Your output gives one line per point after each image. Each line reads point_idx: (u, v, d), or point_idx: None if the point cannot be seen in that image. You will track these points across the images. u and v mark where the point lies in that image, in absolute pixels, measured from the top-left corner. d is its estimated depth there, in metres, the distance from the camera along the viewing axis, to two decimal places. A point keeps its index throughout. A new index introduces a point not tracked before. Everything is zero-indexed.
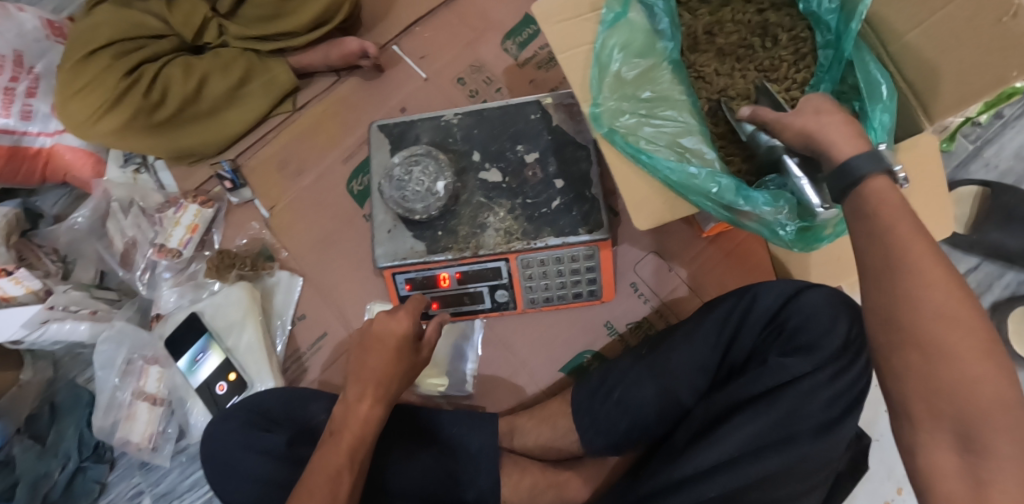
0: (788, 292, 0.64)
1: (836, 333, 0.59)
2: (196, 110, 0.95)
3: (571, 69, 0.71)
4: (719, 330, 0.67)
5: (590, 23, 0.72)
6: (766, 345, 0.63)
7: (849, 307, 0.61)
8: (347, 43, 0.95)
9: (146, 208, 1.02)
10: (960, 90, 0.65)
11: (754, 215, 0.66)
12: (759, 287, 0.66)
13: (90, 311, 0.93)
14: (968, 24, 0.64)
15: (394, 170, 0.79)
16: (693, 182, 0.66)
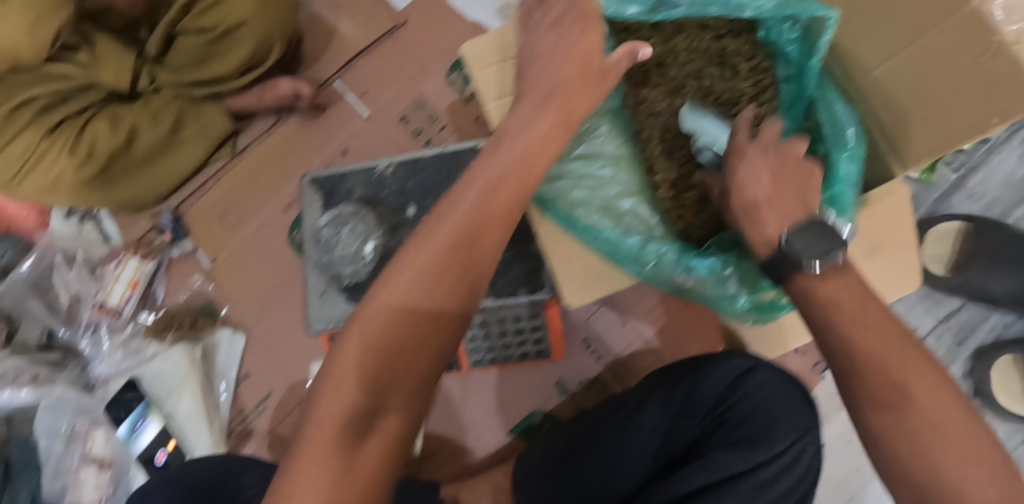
0: (733, 372, 0.59)
1: (782, 427, 0.54)
2: (128, 161, 0.90)
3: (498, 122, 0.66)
4: (662, 411, 0.61)
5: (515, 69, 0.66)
6: (710, 432, 0.58)
7: (800, 397, 0.57)
8: (279, 86, 0.90)
9: (89, 261, 0.96)
10: (934, 137, 0.56)
11: (696, 283, 0.61)
12: (703, 365, 0.61)
13: (29, 376, 0.85)
14: (942, 60, 0.53)
15: (322, 232, 0.76)
16: (625, 251, 0.60)
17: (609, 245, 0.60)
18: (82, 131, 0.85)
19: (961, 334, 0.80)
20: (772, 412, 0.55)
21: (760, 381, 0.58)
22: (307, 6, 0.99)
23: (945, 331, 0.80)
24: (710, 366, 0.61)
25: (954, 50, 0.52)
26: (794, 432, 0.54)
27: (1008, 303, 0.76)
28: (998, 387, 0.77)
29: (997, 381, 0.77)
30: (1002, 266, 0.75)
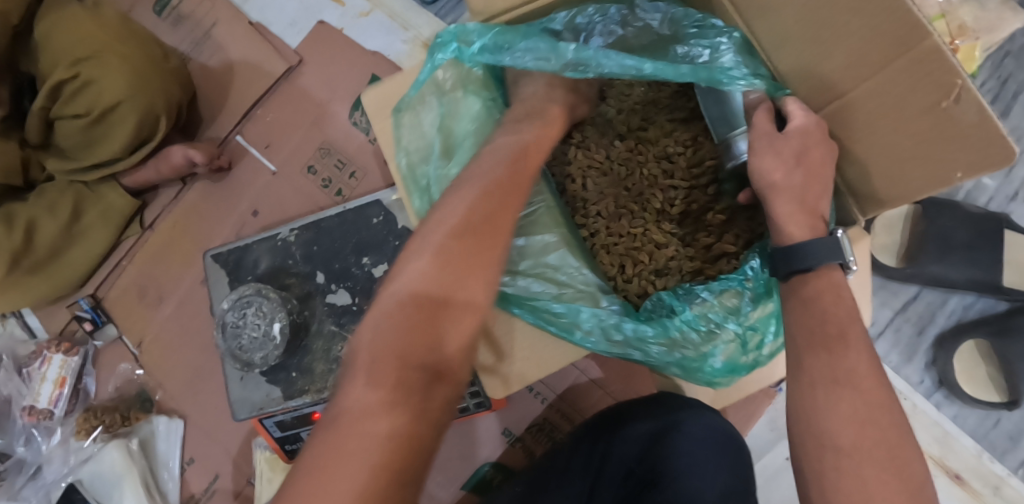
0: (654, 428, 0.54)
1: (708, 487, 0.50)
2: (32, 259, 0.85)
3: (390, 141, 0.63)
4: (585, 476, 0.56)
5: None
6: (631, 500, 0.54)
7: (733, 453, 0.53)
8: (172, 155, 0.84)
9: (17, 362, 0.91)
10: (888, 179, 0.53)
11: (637, 351, 0.55)
12: (627, 422, 0.56)
13: None
14: (898, 101, 0.48)
15: (226, 318, 0.70)
16: (560, 317, 0.56)
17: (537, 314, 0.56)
18: None
19: (921, 323, 0.75)
20: (696, 478, 0.51)
21: (683, 441, 0.52)
22: (197, 58, 0.93)
23: (904, 321, 0.75)
24: (629, 426, 0.56)
25: (916, 88, 0.46)
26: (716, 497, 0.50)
27: (966, 287, 0.71)
28: (962, 377, 0.73)
29: (962, 368, 0.74)
30: (954, 254, 0.70)
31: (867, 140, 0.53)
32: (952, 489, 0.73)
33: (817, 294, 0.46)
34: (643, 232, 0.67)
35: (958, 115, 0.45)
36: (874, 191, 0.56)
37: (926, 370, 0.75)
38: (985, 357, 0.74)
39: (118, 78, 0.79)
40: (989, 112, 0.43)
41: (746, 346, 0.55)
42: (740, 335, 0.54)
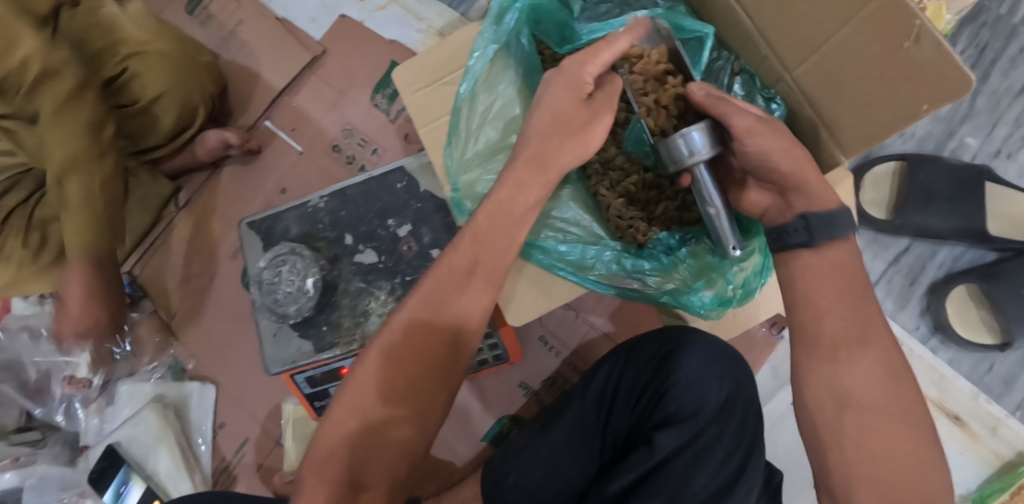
0: (656, 355, 0.60)
1: (709, 395, 0.56)
2: None
3: (419, 109, 0.69)
4: (597, 405, 0.62)
5: (449, 86, 0.69)
6: (642, 417, 0.58)
7: (724, 364, 0.58)
8: (206, 139, 0.90)
9: (53, 339, 0.97)
10: (863, 122, 0.60)
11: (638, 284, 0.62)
12: (631, 356, 0.62)
13: (13, 458, 0.90)
14: (866, 49, 0.55)
15: (263, 275, 0.75)
16: (568, 259, 0.61)
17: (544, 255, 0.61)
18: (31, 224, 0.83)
19: (913, 274, 0.79)
20: (699, 386, 0.56)
21: (679, 361, 0.58)
22: (226, 52, 1.00)
23: (896, 272, 0.79)
24: (631, 360, 0.62)
25: (881, 34, 0.53)
26: (716, 401, 0.56)
27: (954, 237, 0.76)
28: (956, 320, 0.77)
29: (954, 313, 0.78)
30: (935, 203, 0.76)
31: (844, 86, 0.60)
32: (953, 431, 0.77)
33: (833, 258, 0.49)
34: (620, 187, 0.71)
35: (917, 54, 0.51)
36: (852, 134, 0.62)
37: (920, 317, 0.79)
38: (975, 301, 0.78)
39: (162, 71, 0.85)
40: (944, 50, 0.49)
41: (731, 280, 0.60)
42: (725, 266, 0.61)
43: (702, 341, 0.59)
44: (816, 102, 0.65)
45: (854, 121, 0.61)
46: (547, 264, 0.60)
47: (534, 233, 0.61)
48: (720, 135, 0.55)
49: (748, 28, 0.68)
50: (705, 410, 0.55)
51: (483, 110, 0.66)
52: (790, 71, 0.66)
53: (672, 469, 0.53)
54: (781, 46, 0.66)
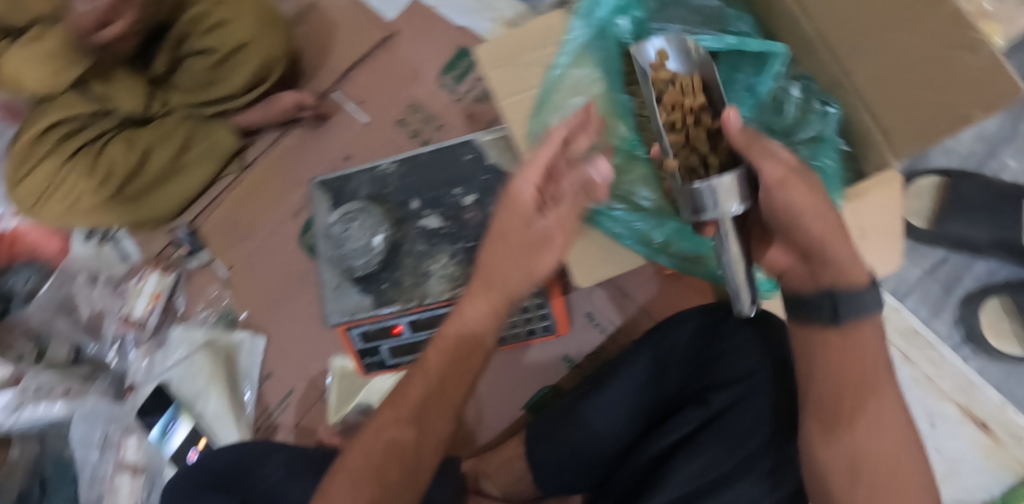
0: (709, 324, 0.64)
1: (756, 360, 0.59)
2: (140, 183, 0.95)
3: (503, 83, 0.74)
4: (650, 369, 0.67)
5: (532, 65, 0.74)
6: (693, 376, 0.63)
7: (774, 334, 0.60)
8: (283, 99, 0.96)
9: (111, 279, 1.06)
10: (917, 125, 0.65)
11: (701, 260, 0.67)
12: (682, 322, 0.66)
13: (65, 389, 0.94)
14: (923, 56, 0.60)
15: (333, 229, 0.80)
16: (636, 230, 0.65)
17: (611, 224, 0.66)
18: (100, 156, 0.92)
19: (950, 283, 0.83)
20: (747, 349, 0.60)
21: (731, 330, 0.62)
22: (303, 24, 1.05)
23: (932, 281, 0.84)
24: (681, 325, 0.66)
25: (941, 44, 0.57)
26: (765, 369, 0.58)
27: (992, 250, 0.80)
28: (988, 330, 0.82)
29: (988, 322, 0.82)
30: (976, 215, 0.80)
31: (902, 90, 0.64)
32: (976, 435, 0.81)
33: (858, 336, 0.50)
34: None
35: (973, 63, 0.55)
36: (904, 136, 0.67)
37: (954, 325, 0.82)
38: (1009, 313, 0.82)
39: (247, 21, 0.92)
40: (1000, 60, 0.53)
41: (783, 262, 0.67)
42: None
43: (757, 317, 0.61)
44: (872, 107, 0.70)
45: (907, 124, 0.66)
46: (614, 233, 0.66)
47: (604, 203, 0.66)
48: (750, 188, 0.52)
49: (810, 34, 0.73)
50: (752, 372, 0.59)
51: (566, 89, 0.72)
52: (849, 76, 0.71)
53: (719, 426, 0.57)
54: (843, 53, 0.70)
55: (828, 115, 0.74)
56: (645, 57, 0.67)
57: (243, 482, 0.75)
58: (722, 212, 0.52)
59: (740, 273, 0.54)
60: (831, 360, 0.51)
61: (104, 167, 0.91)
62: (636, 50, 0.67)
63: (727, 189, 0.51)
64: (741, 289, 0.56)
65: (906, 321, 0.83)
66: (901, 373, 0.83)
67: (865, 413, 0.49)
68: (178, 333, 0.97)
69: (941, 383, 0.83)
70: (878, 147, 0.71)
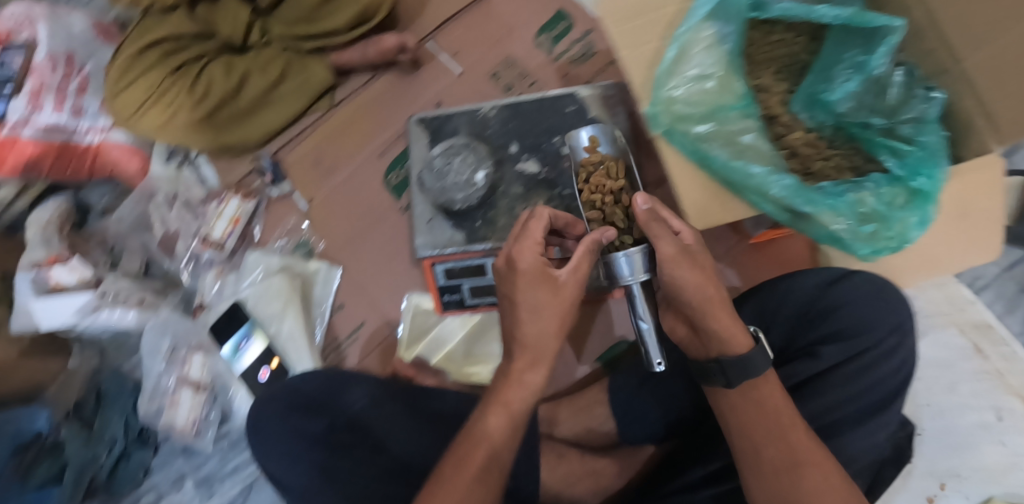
0: (828, 277, 0.67)
1: (882, 320, 0.63)
2: (235, 107, 0.98)
3: (624, 36, 0.71)
4: (756, 318, 0.69)
5: (654, 23, 0.71)
6: (803, 331, 0.67)
7: (893, 295, 0.64)
8: (384, 40, 0.98)
9: (189, 202, 1.06)
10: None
11: (809, 221, 0.69)
12: (798, 277, 0.68)
13: (139, 299, 0.96)
14: None
15: (435, 161, 0.81)
16: (751, 181, 0.67)
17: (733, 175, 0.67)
18: (201, 74, 0.96)
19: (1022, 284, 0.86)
20: (864, 312, 0.64)
21: (853, 285, 0.65)
22: None
23: (1009, 280, 0.87)
24: (799, 279, 0.68)
25: None
26: (888, 327, 0.63)
27: None
28: None
29: None
30: None
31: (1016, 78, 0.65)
32: None
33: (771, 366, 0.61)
34: (781, 142, 0.80)
35: None
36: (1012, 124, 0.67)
37: None
38: None
39: None
40: None
41: (889, 227, 0.68)
42: (885, 214, 0.69)
43: (870, 285, 0.65)
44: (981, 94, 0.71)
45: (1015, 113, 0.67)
46: (728, 179, 0.68)
47: (720, 154, 0.68)
48: (653, 262, 0.63)
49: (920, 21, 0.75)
50: (870, 334, 0.62)
51: (690, 42, 0.70)
52: (960, 62, 0.72)
53: (841, 374, 0.62)
54: (955, 38, 0.71)
55: (931, 99, 0.75)
56: (578, 143, 0.76)
57: (335, 409, 0.81)
58: (636, 280, 0.62)
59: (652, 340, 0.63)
60: (765, 385, 0.60)
61: (203, 86, 0.95)
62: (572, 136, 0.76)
63: (636, 264, 0.61)
64: (653, 349, 0.64)
65: (981, 315, 0.87)
66: (968, 366, 0.86)
67: (766, 432, 0.58)
68: (251, 258, 0.97)
69: (1009, 379, 0.85)
70: (981, 135, 0.72)
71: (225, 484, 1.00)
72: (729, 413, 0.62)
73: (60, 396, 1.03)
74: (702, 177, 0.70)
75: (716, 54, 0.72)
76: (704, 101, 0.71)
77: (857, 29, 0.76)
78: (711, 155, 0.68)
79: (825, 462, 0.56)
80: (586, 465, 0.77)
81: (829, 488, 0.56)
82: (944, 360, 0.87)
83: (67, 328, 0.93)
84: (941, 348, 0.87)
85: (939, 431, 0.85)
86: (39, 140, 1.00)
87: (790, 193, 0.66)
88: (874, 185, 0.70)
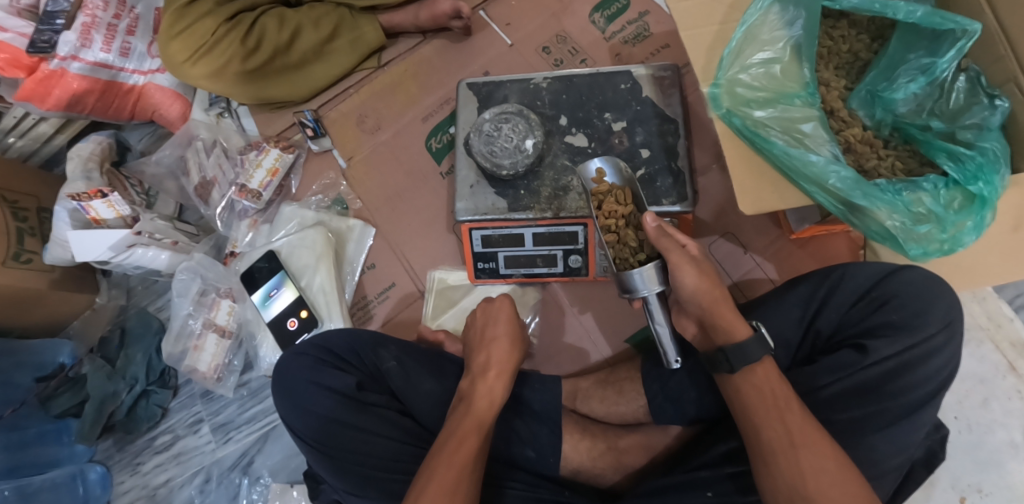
0: (878, 273, 0.67)
1: (931, 317, 0.63)
2: (285, 61, 0.99)
3: (686, 17, 0.72)
4: (804, 304, 0.68)
5: (718, 5, 0.72)
6: (852, 322, 0.66)
7: (944, 294, 0.64)
8: (438, 4, 0.97)
9: (227, 150, 1.04)
10: None
11: (863, 216, 0.68)
12: (848, 269, 0.67)
13: (172, 241, 0.97)
14: None
15: (484, 125, 0.81)
16: (810, 169, 0.66)
17: (792, 162, 0.66)
18: (254, 25, 0.97)
19: None
20: (914, 305, 0.63)
21: (905, 280, 0.65)
22: None
23: None
24: (851, 269, 0.67)
25: None
26: (937, 324, 0.62)
27: None
28: None
29: None
30: None
31: None
32: None
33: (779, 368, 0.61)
34: (837, 136, 0.79)
35: None
36: None
37: None
38: None
39: None
40: None
41: (944, 229, 0.68)
42: (940, 217, 0.68)
43: (924, 281, 0.65)
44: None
45: None
46: (785, 168, 0.67)
47: (780, 141, 0.67)
48: (665, 274, 0.65)
49: (992, 30, 0.73)
50: (922, 329, 0.62)
51: (756, 27, 0.69)
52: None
53: (884, 369, 0.62)
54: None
55: (994, 107, 0.73)
56: (587, 175, 0.74)
57: (363, 369, 0.81)
58: (649, 293, 0.65)
59: (664, 337, 0.68)
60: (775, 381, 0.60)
61: (255, 38, 0.96)
62: (579, 170, 0.74)
63: (649, 278, 0.64)
64: (668, 347, 0.69)
65: (1019, 332, 0.87)
66: (1002, 384, 0.86)
67: (768, 413, 0.58)
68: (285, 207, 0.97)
69: None
70: None
71: (243, 432, 1.00)
72: (733, 397, 0.62)
73: (85, 330, 1.07)
74: (759, 164, 0.68)
75: (783, 39, 0.71)
76: (766, 86, 0.70)
77: (923, 31, 0.75)
78: (771, 141, 0.67)
79: (822, 443, 0.56)
80: (608, 442, 0.78)
81: (830, 470, 0.55)
82: (979, 375, 0.87)
83: (100, 262, 0.93)
84: (976, 362, 0.87)
85: (968, 445, 0.85)
86: (85, 76, 1.01)
87: (849, 185, 0.65)
88: (931, 187, 0.69)
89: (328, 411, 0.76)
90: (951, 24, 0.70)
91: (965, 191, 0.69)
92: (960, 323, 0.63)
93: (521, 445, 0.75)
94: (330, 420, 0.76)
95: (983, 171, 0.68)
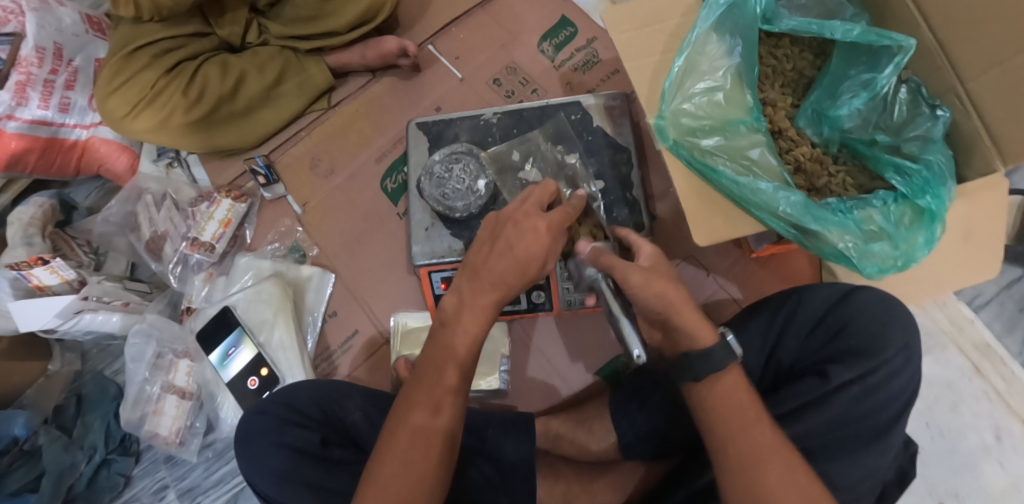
0: (834, 296, 0.67)
1: (891, 339, 0.62)
2: (231, 108, 0.96)
3: (628, 48, 0.71)
4: (764, 333, 0.68)
5: (661, 34, 0.71)
6: (813, 348, 0.66)
7: (900, 316, 0.64)
8: (385, 43, 0.96)
9: (178, 202, 1.02)
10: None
11: (816, 239, 0.67)
12: (805, 293, 0.68)
13: (123, 302, 0.94)
14: None
15: (435, 168, 0.79)
16: (759, 197, 0.66)
17: (741, 190, 0.66)
18: (196, 75, 0.94)
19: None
20: (873, 328, 0.63)
21: (861, 303, 0.65)
22: None
23: (1007, 297, 0.89)
24: (809, 294, 0.67)
25: None
26: (897, 346, 0.62)
27: None
28: None
29: None
30: None
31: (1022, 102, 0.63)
32: None
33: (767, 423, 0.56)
34: (787, 156, 0.80)
35: None
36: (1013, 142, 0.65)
37: None
38: None
39: None
40: None
41: (896, 246, 0.68)
42: (891, 234, 0.68)
43: (881, 302, 0.65)
44: (984, 112, 0.68)
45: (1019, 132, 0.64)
46: (736, 196, 0.66)
47: (727, 170, 0.67)
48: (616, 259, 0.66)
49: (926, 38, 0.72)
50: (882, 352, 0.62)
51: (697, 57, 0.69)
52: (964, 81, 0.69)
53: (850, 395, 0.61)
54: (962, 56, 0.69)
55: (936, 118, 0.72)
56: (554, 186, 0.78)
57: (329, 424, 0.77)
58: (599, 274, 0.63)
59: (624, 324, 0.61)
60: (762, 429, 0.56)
61: (197, 88, 0.93)
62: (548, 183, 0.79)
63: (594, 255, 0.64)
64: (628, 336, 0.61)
65: (981, 333, 0.88)
66: (969, 386, 0.87)
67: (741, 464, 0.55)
68: (243, 259, 0.94)
69: (1010, 399, 0.85)
70: (986, 153, 0.69)
71: (211, 496, 0.97)
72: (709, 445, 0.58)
73: (39, 400, 1.00)
74: (711, 195, 0.68)
75: (723, 67, 0.71)
76: (711, 114, 0.70)
77: (860, 47, 0.76)
78: (718, 170, 0.67)
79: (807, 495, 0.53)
80: (585, 482, 0.76)
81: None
82: (944, 379, 0.87)
83: (46, 331, 0.89)
84: (944, 366, 0.88)
85: (941, 451, 0.85)
86: (24, 134, 0.96)
87: (798, 210, 0.65)
88: (880, 203, 0.71)
89: (283, 465, 0.71)
90: (887, 40, 0.70)
91: (915, 207, 0.69)
92: (919, 345, 0.64)
93: (498, 493, 0.71)
94: (285, 477, 0.70)
95: (933, 183, 0.68)
